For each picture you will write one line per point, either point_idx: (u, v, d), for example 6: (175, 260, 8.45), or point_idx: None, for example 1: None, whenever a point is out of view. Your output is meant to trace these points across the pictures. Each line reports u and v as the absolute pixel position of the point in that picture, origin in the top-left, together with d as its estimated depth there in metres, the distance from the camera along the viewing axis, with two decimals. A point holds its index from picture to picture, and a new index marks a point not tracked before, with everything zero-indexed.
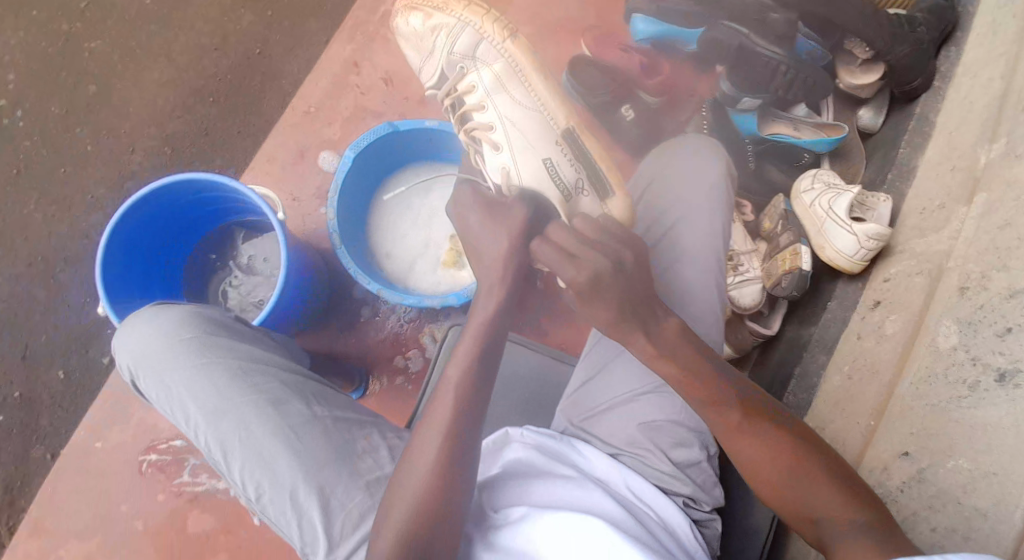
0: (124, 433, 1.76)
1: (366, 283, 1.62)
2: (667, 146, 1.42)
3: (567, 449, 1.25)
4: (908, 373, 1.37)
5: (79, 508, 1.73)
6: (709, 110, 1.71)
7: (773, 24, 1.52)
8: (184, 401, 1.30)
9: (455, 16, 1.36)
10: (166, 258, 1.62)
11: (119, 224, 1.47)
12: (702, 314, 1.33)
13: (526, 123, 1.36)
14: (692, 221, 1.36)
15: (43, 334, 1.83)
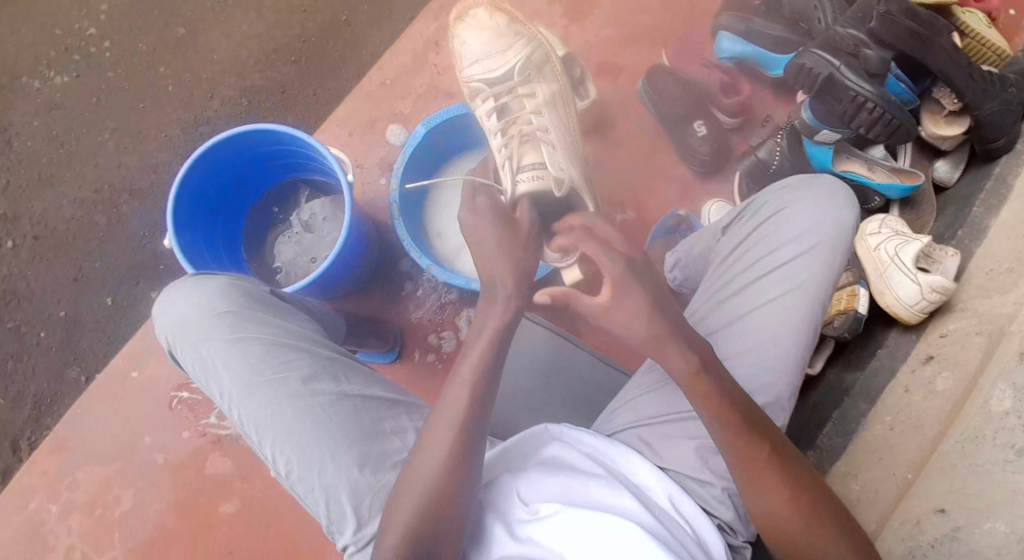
0: (163, 367, 1.79)
1: (419, 260, 1.62)
2: (802, 180, 1.30)
3: (608, 458, 1.23)
4: (955, 432, 1.34)
5: (105, 433, 1.77)
6: (783, 138, 1.68)
7: (867, 59, 1.49)
8: (219, 374, 1.24)
9: (529, 34, 1.57)
10: (231, 204, 1.65)
11: (195, 164, 1.50)
12: (780, 365, 1.22)
13: (567, 137, 1.57)
14: (802, 266, 1.24)
15: (96, 260, 1.87)
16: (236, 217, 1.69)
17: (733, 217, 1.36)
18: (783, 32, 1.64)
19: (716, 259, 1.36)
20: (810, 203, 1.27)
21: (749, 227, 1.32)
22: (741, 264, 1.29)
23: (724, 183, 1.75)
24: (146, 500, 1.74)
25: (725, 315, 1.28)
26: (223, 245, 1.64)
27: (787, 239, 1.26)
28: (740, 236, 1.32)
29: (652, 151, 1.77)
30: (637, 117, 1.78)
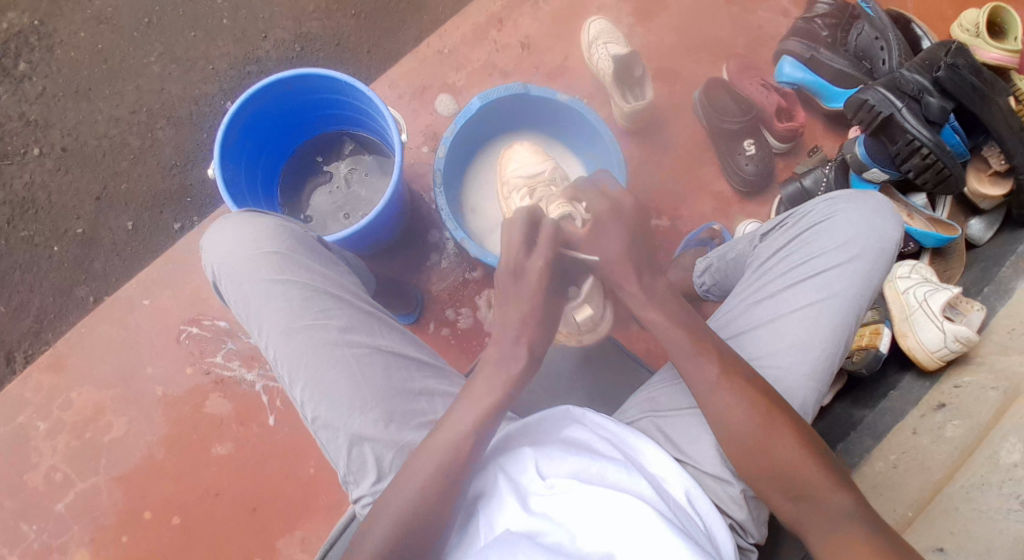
0: (174, 299, 1.76)
1: (457, 235, 1.60)
2: (849, 193, 1.31)
3: (626, 442, 1.23)
4: (958, 479, 1.35)
5: (105, 356, 1.74)
6: (832, 168, 1.69)
7: (930, 106, 1.53)
8: (259, 313, 1.26)
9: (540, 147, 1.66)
10: (275, 142, 1.68)
11: (251, 98, 1.52)
12: (808, 369, 1.23)
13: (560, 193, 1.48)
14: (840, 277, 1.25)
15: (123, 182, 1.85)
16: (278, 157, 1.72)
17: (772, 222, 1.37)
18: (845, 67, 1.69)
19: (752, 262, 1.36)
20: (854, 215, 1.28)
21: (790, 233, 1.32)
22: (779, 268, 1.30)
23: (761, 206, 1.78)
24: (139, 429, 1.71)
25: (759, 315, 1.28)
26: (261, 181, 1.67)
27: (830, 248, 1.27)
28: (781, 240, 1.33)
29: (697, 163, 1.79)
30: (686, 126, 1.80)
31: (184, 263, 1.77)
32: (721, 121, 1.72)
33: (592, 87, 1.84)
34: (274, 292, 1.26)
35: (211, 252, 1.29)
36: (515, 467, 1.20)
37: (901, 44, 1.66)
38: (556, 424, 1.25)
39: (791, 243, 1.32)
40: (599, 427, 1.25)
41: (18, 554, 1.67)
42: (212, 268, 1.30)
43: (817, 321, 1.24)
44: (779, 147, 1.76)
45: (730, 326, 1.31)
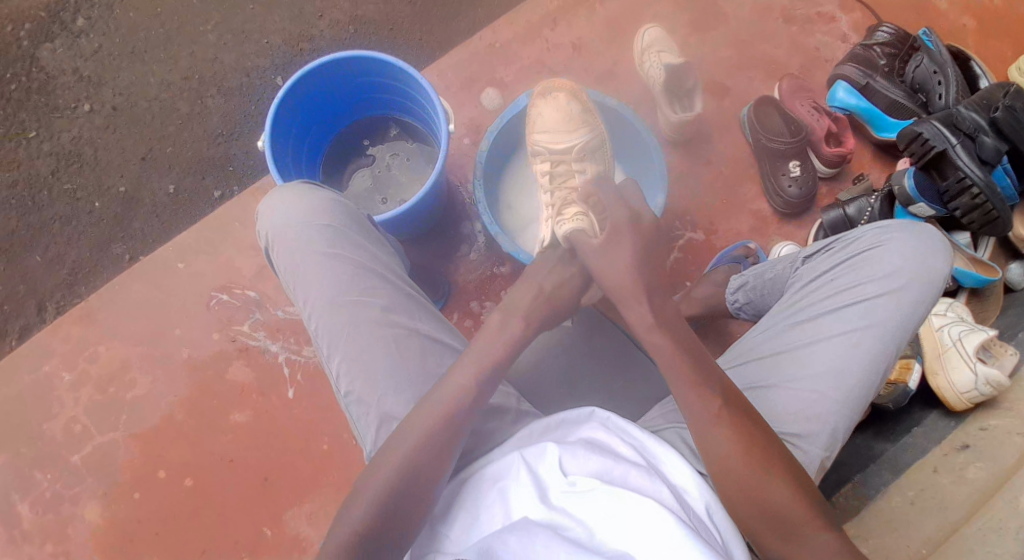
0: (208, 265, 1.78)
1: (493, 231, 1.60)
2: (900, 223, 1.30)
3: (648, 449, 1.22)
4: (976, 520, 1.33)
5: (134, 315, 1.76)
6: (878, 199, 1.67)
7: (982, 146, 1.53)
8: (307, 284, 1.30)
9: (578, 113, 1.59)
10: (323, 119, 1.70)
11: (306, 74, 1.56)
12: (842, 396, 1.22)
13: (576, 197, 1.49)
14: (884, 307, 1.24)
15: (168, 145, 1.87)
16: (324, 135, 1.74)
17: (817, 247, 1.36)
18: (899, 97, 1.68)
19: (794, 285, 1.36)
20: (904, 245, 1.27)
21: (836, 258, 1.32)
22: (822, 292, 1.30)
23: (799, 229, 1.76)
24: (161, 390, 1.73)
25: (797, 337, 1.27)
26: (306, 157, 1.70)
27: (876, 277, 1.26)
28: (826, 264, 1.32)
29: (738, 180, 1.78)
30: (731, 142, 1.79)
31: (221, 231, 1.79)
32: (769, 139, 1.71)
33: (640, 94, 1.83)
34: (322, 264, 1.29)
35: (267, 219, 1.34)
36: (537, 462, 1.21)
37: (959, 80, 1.64)
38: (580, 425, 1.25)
39: (836, 268, 1.31)
40: (621, 430, 1.25)
41: (30, 501, 1.69)
42: (267, 235, 1.34)
43: (855, 349, 1.23)
44: (824, 172, 1.76)
45: (767, 345, 1.30)
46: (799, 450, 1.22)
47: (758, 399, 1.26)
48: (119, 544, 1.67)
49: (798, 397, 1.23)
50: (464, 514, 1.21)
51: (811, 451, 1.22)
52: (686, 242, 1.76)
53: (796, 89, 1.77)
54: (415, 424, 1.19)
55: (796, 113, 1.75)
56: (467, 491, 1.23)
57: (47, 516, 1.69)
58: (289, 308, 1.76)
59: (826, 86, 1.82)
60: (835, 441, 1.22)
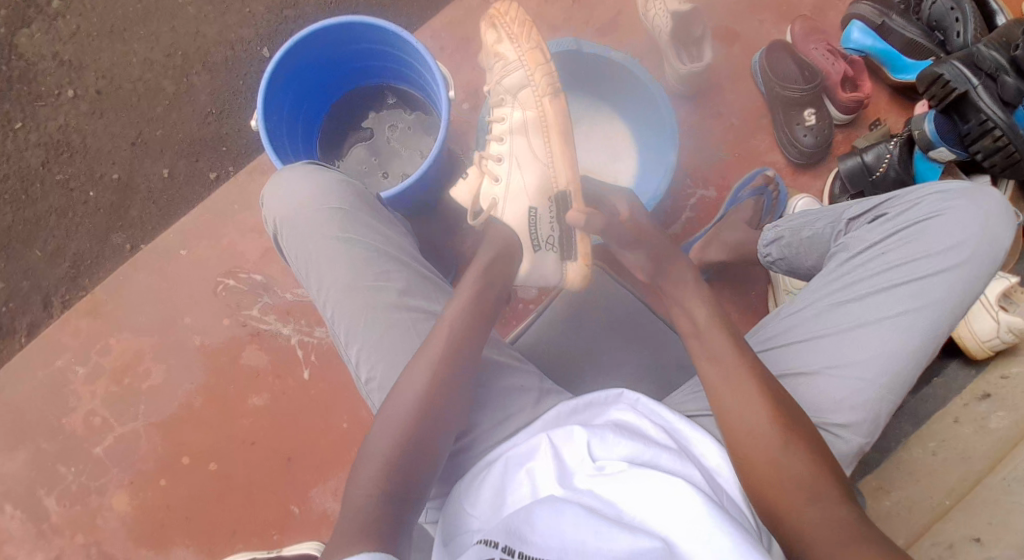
0: (210, 251, 1.76)
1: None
2: (958, 191, 1.26)
3: (670, 428, 1.23)
4: (1001, 470, 1.36)
5: (143, 304, 1.74)
6: (897, 144, 1.64)
7: (1005, 86, 1.49)
8: (319, 270, 1.27)
9: (531, 67, 1.43)
10: (314, 96, 1.65)
11: (291, 50, 1.50)
12: (890, 382, 1.21)
13: (527, 169, 1.44)
14: (940, 288, 1.22)
15: (159, 127, 1.83)
16: (317, 109, 1.68)
17: (867, 209, 1.33)
18: (916, 36, 1.67)
19: (840, 252, 1.32)
20: (964, 218, 1.24)
21: (888, 226, 1.28)
22: (874, 266, 1.26)
23: (812, 180, 1.76)
24: (175, 380, 1.72)
25: (845, 316, 1.25)
26: (302, 134, 1.65)
27: (934, 254, 1.24)
28: (879, 235, 1.29)
29: (751, 133, 1.77)
30: (742, 94, 1.78)
31: (222, 215, 1.76)
32: (783, 87, 1.69)
33: (643, 46, 1.77)
34: (335, 250, 1.27)
35: (275, 207, 1.31)
36: (565, 442, 1.22)
37: (977, 17, 1.63)
38: (609, 408, 1.27)
39: (889, 240, 1.28)
40: (650, 413, 1.25)
41: (58, 494, 1.71)
42: (276, 223, 1.31)
43: (907, 330, 1.22)
44: (840, 118, 1.73)
45: (812, 322, 1.27)
46: (842, 438, 1.22)
47: (803, 379, 1.24)
48: (150, 533, 1.70)
49: (845, 383, 1.22)
50: (487, 492, 1.21)
51: (854, 440, 1.22)
52: (697, 201, 1.75)
53: (810, 33, 1.74)
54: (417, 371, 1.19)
55: (811, 58, 1.72)
56: (493, 472, 1.22)
57: (78, 507, 1.71)
58: (298, 290, 1.73)
59: (841, 28, 1.78)
60: (877, 428, 1.22)
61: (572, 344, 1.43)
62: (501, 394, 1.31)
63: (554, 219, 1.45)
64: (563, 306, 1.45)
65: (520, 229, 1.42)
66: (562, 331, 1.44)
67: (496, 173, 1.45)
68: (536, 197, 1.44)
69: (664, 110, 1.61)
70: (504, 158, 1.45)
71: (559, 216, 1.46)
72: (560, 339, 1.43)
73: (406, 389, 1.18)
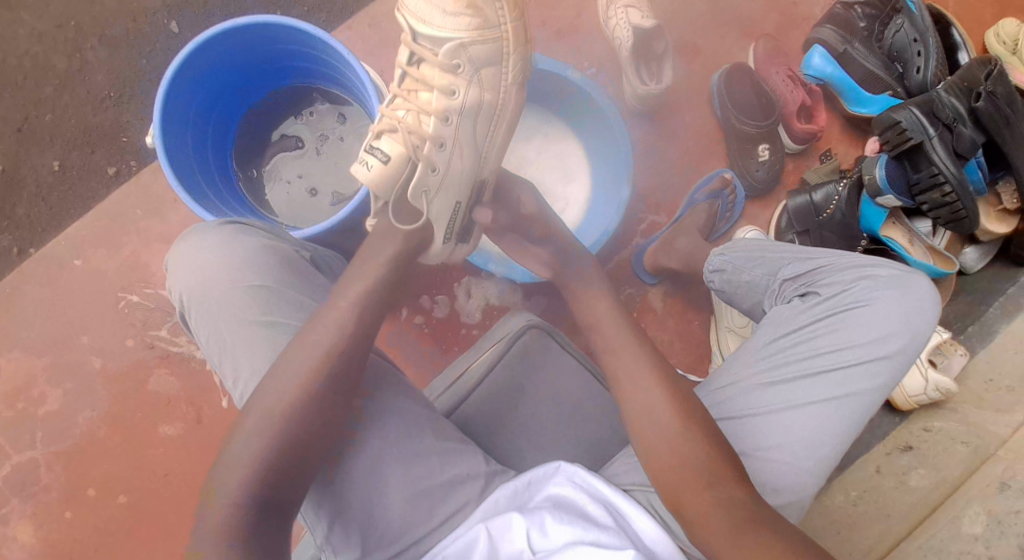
0: (109, 262, 1.57)
1: (479, 265, 1.48)
2: (892, 276, 1.20)
3: (609, 505, 1.14)
4: (920, 536, 1.36)
5: (36, 320, 1.56)
6: (847, 186, 1.57)
7: (959, 137, 1.45)
8: (233, 349, 1.12)
9: (501, 36, 1.22)
10: (229, 99, 1.45)
11: (197, 50, 1.31)
12: (816, 468, 1.14)
13: (467, 155, 1.26)
14: (870, 374, 1.16)
15: (47, 112, 1.58)
16: (233, 113, 1.48)
17: (802, 275, 1.26)
18: (875, 68, 1.62)
19: (772, 320, 1.24)
20: (893, 305, 1.18)
21: (823, 297, 1.21)
22: (807, 342, 1.18)
23: (762, 210, 1.68)
24: (73, 405, 1.56)
25: (774, 396, 1.16)
26: (212, 139, 1.44)
27: (865, 338, 1.17)
28: (813, 309, 1.21)
29: (705, 155, 1.68)
30: (697, 114, 1.68)
31: (122, 221, 1.57)
32: (739, 118, 1.62)
33: (603, 54, 1.66)
34: (254, 332, 1.12)
35: (183, 282, 1.15)
36: (503, 531, 1.12)
37: (939, 51, 1.57)
38: (548, 482, 1.17)
39: (824, 316, 1.20)
40: (589, 486, 1.16)
41: None
42: (183, 300, 1.15)
43: (836, 415, 1.15)
44: (793, 149, 1.67)
45: (740, 397, 1.18)
46: None
47: None
48: None
49: (769, 468, 1.14)
50: None
51: None
52: (649, 226, 1.66)
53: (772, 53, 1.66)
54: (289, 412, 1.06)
55: (771, 83, 1.65)
56: None
57: None
58: None
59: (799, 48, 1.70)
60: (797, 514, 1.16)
61: (505, 416, 1.25)
62: (437, 484, 1.17)
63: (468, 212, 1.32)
64: (502, 371, 1.25)
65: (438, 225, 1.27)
66: (495, 399, 1.25)
67: (436, 159, 1.23)
68: (462, 187, 1.28)
69: (618, 135, 1.51)
70: (446, 141, 1.24)
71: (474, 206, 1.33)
72: (494, 406, 1.25)
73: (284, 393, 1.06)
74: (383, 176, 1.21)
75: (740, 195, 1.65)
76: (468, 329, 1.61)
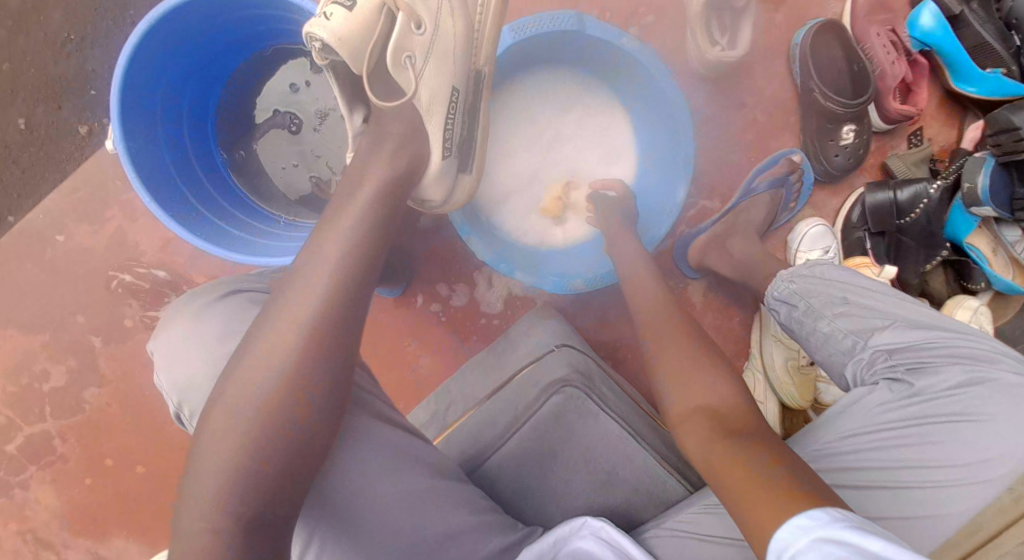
0: (96, 238, 1.47)
1: (505, 271, 1.33)
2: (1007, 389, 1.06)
3: None
4: None
5: (27, 297, 1.48)
6: (940, 189, 1.39)
7: None
8: (178, 359, 1.02)
9: None
10: (203, 73, 1.27)
11: (155, 23, 1.14)
12: None
13: (458, 19, 1.14)
14: (961, 497, 1.05)
15: (5, 61, 1.46)
16: (209, 87, 1.30)
17: (897, 350, 1.13)
18: (990, 38, 1.39)
19: (857, 402, 1.12)
20: (1005, 411, 1.06)
21: (921, 393, 1.09)
22: (893, 445, 1.08)
23: (831, 197, 1.49)
24: (76, 383, 1.50)
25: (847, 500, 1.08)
26: (189, 119, 1.28)
27: (962, 455, 1.06)
28: (906, 406, 1.09)
29: (770, 132, 1.48)
30: (774, 81, 1.48)
31: (106, 190, 1.46)
32: (824, 96, 1.41)
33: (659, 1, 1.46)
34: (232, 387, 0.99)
35: (164, 357, 1.03)
36: None
37: None
38: (572, 541, 1.04)
39: (917, 418, 1.09)
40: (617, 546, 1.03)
41: None
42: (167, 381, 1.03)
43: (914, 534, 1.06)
44: (880, 128, 1.46)
45: None
46: None
47: None
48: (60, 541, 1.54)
49: None
50: None
51: None
52: (698, 212, 1.50)
53: (875, 8, 1.46)
54: (267, 441, 0.93)
55: (869, 45, 1.43)
56: None
57: None
58: None
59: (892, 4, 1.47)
60: None
61: (537, 479, 1.14)
62: None
63: (459, 115, 1.17)
64: (530, 433, 1.14)
65: (430, 124, 1.13)
66: (524, 462, 1.14)
67: (418, 13, 1.10)
68: (460, 66, 1.16)
69: (675, 113, 1.31)
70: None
71: (461, 109, 1.18)
72: (524, 460, 1.14)
73: (258, 365, 0.95)
74: (347, 26, 1.07)
75: (808, 184, 1.47)
76: (487, 318, 1.50)
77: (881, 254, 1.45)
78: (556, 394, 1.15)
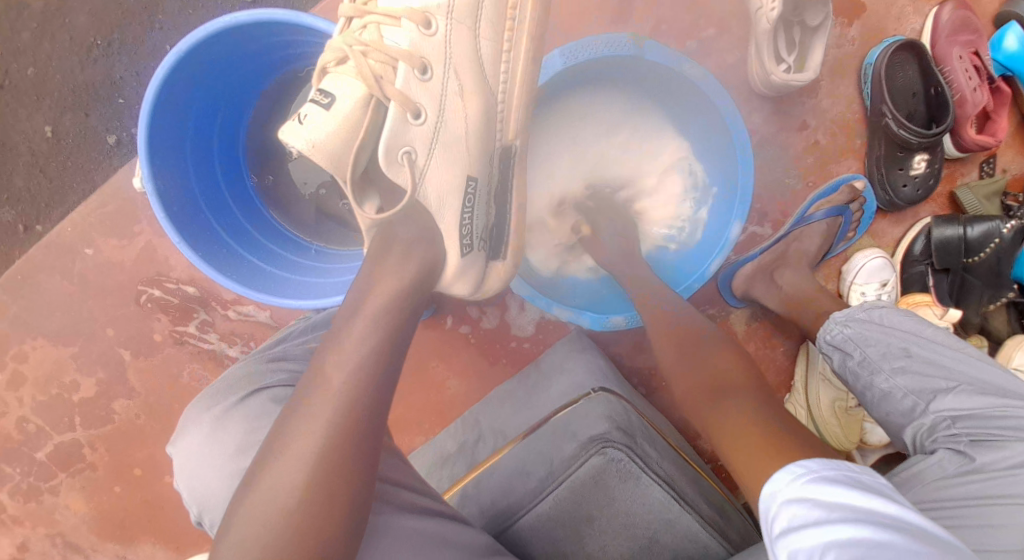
0: (123, 251, 1.42)
1: (541, 308, 1.26)
2: None
3: None
4: None
5: (53, 309, 1.44)
6: (1014, 228, 1.31)
7: None
8: (199, 464, 1.04)
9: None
10: (230, 103, 1.22)
11: (179, 63, 1.08)
12: None
13: (472, 101, 1.10)
14: None
15: (29, 65, 1.42)
16: (236, 116, 1.24)
17: (962, 417, 1.06)
18: None
19: (914, 474, 1.07)
20: None
21: (985, 470, 1.02)
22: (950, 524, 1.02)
23: (892, 226, 1.40)
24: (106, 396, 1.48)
25: None
26: (218, 152, 1.23)
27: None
28: (968, 482, 1.03)
29: (835, 155, 1.37)
30: (840, 101, 1.36)
31: (133, 201, 1.41)
32: (898, 123, 1.30)
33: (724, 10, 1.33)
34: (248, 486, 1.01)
35: (183, 463, 1.05)
36: None
37: None
38: None
39: (978, 496, 1.02)
40: None
41: None
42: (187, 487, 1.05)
43: None
44: (953, 155, 1.37)
45: None
46: None
47: None
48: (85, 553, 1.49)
49: None
50: None
51: None
52: (748, 237, 1.39)
53: (960, 26, 1.33)
54: (299, 516, 0.90)
55: (948, 68, 1.33)
56: None
57: None
58: (242, 307, 1.44)
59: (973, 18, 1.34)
60: None
61: (570, 542, 1.10)
62: None
63: (479, 204, 1.14)
64: (566, 495, 1.10)
65: (449, 212, 1.10)
66: (559, 524, 1.11)
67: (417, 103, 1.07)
68: (473, 151, 1.12)
69: (730, 149, 1.25)
70: (430, 70, 1.08)
71: (479, 200, 1.14)
72: (559, 518, 1.11)
73: (300, 446, 0.92)
74: (329, 136, 1.03)
75: (870, 212, 1.38)
76: (521, 342, 1.45)
77: (943, 291, 1.38)
78: (590, 457, 1.11)
